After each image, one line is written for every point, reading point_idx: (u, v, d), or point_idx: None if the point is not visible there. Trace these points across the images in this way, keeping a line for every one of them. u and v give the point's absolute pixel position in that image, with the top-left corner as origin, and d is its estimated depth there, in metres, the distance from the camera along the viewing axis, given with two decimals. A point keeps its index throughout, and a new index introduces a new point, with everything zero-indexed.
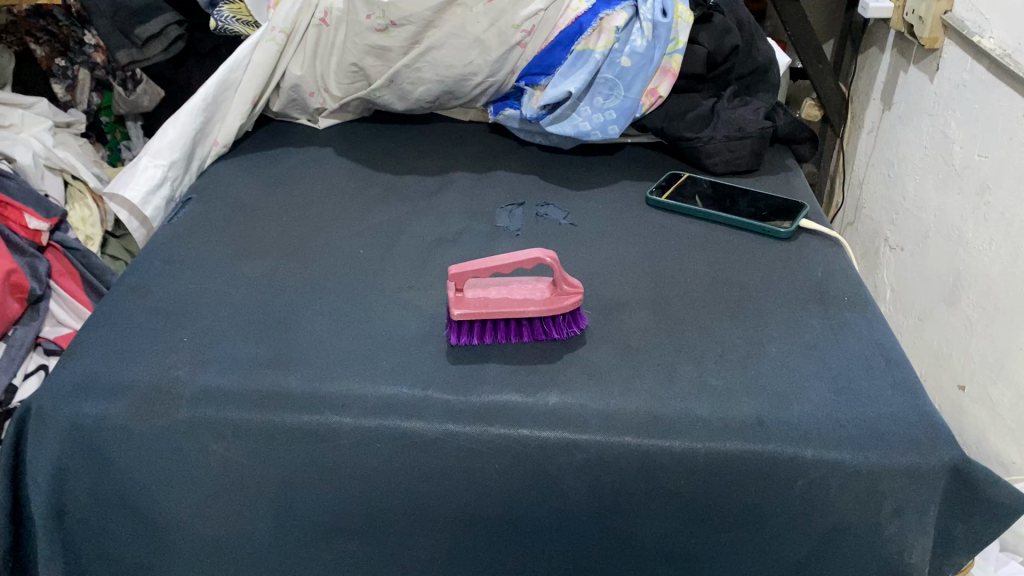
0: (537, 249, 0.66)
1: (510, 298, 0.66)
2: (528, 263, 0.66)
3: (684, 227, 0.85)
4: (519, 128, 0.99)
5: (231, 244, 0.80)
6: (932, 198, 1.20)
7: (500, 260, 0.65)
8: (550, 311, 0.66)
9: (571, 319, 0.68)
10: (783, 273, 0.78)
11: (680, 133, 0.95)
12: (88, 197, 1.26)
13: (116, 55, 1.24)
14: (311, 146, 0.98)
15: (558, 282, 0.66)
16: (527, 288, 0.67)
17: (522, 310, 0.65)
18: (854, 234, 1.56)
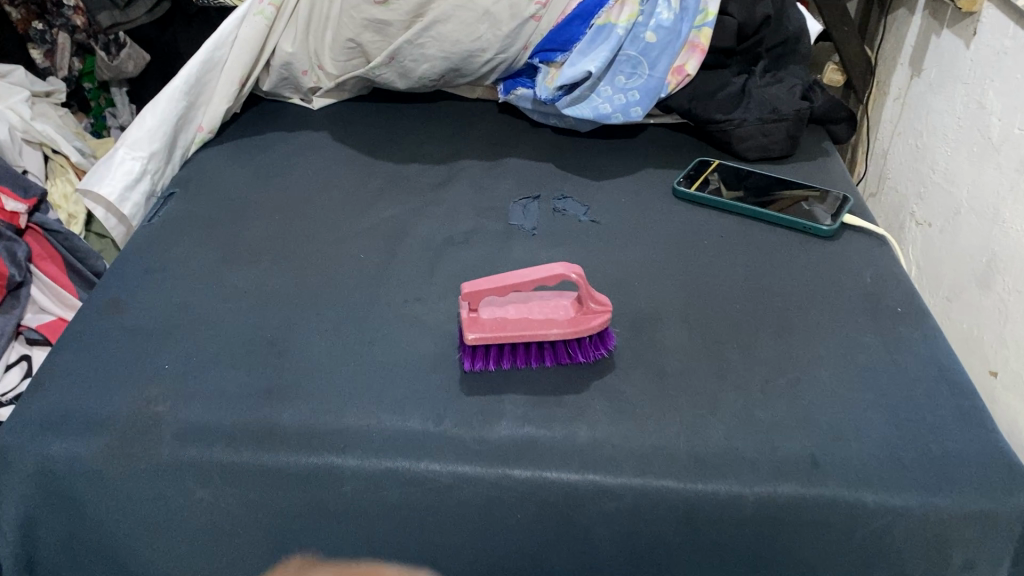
0: (561, 264, 0.59)
1: (532, 320, 0.59)
2: (552, 281, 0.59)
3: (716, 224, 0.78)
4: (532, 109, 0.91)
5: (220, 246, 0.72)
6: (965, 172, 1.09)
7: (520, 278, 0.58)
8: (575, 333, 0.59)
9: (600, 339, 0.61)
10: (828, 281, 0.71)
11: (708, 114, 0.87)
12: (70, 172, 1.17)
13: (97, 18, 1.14)
14: (305, 130, 0.90)
15: (585, 300, 0.59)
16: (549, 306, 0.61)
17: (544, 333, 0.58)
18: (881, 210, 1.43)
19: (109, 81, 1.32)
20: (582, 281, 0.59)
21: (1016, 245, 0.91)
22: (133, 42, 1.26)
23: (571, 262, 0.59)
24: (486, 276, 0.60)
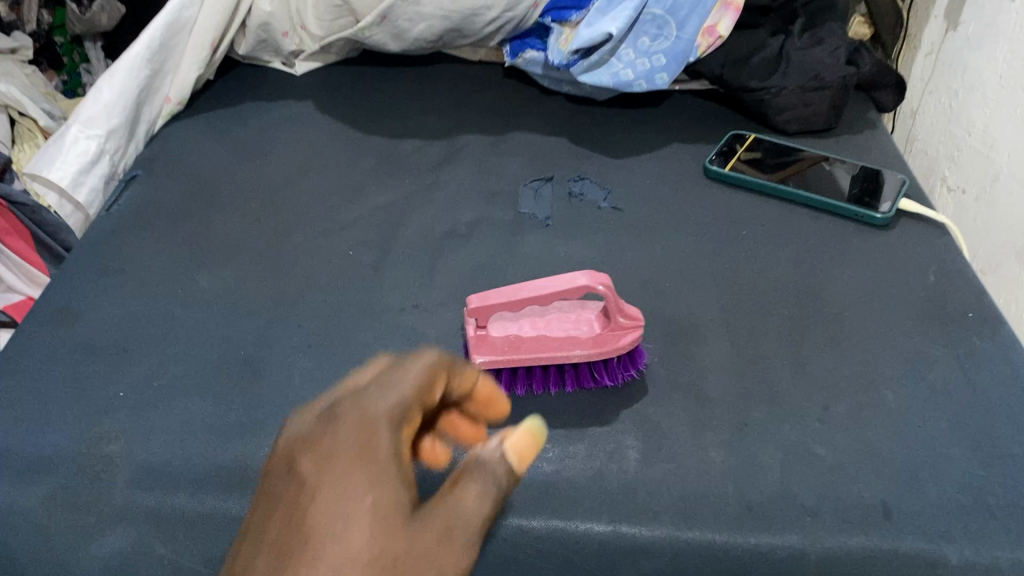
0: (586, 274, 0.50)
1: (552, 342, 0.51)
2: (575, 294, 0.50)
3: (754, 211, 0.68)
4: (542, 74, 0.81)
5: (189, 241, 0.63)
6: (1006, 131, 0.87)
7: (537, 292, 0.50)
8: (602, 355, 0.50)
9: (631, 358, 0.53)
10: (885, 280, 0.62)
11: (742, 82, 0.77)
12: (37, 137, 1.06)
13: None
14: (287, 99, 0.80)
15: (614, 316, 0.51)
16: (571, 322, 0.52)
17: (565, 356, 0.50)
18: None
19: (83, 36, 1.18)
20: (611, 294, 0.50)
21: None
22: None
23: (598, 271, 0.51)
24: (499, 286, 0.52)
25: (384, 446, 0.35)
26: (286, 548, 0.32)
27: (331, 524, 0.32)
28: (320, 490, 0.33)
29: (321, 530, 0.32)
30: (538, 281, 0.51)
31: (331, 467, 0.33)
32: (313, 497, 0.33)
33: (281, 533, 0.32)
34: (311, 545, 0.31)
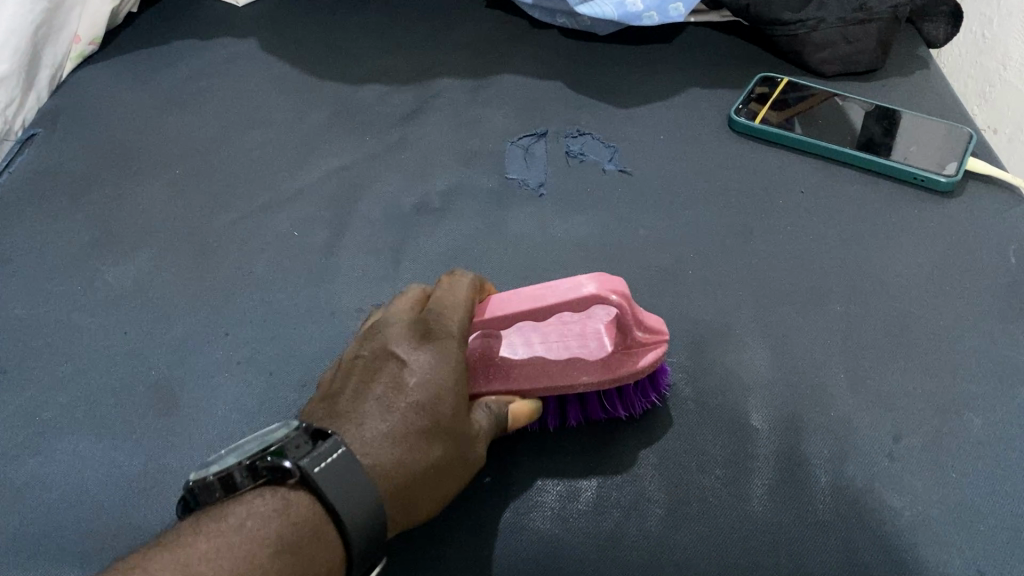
0: (595, 279, 0.39)
1: (552, 367, 0.40)
2: (581, 305, 0.38)
3: (790, 175, 0.56)
4: (532, 5, 0.67)
5: (96, 221, 0.51)
6: None
7: (531, 302, 0.38)
8: (614, 384, 0.40)
9: (652, 383, 0.42)
10: (956, 261, 0.51)
11: (773, 14, 0.64)
12: None
13: None
14: (225, 37, 0.66)
15: (631, 332, 0.40)
16: (575, 340, 0.42)
17: (568, 386, 0.40)
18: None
19: None
20: (627, 305, 0.39)
21: None
22: None
23: (610, 275, 0.39)
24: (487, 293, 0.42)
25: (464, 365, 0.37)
26: (386, 404, 0.35)
27: (432, 393, 0.36)
28: (424, 364, 0.36)
29: (424, 396, 0.35)
30: (533, 286, 0.40)
31: (431, 345, 0.37)
32: (413, 368, 0.36)
33: (384, 389, 0.36)
34: (415, 404, 0.35)
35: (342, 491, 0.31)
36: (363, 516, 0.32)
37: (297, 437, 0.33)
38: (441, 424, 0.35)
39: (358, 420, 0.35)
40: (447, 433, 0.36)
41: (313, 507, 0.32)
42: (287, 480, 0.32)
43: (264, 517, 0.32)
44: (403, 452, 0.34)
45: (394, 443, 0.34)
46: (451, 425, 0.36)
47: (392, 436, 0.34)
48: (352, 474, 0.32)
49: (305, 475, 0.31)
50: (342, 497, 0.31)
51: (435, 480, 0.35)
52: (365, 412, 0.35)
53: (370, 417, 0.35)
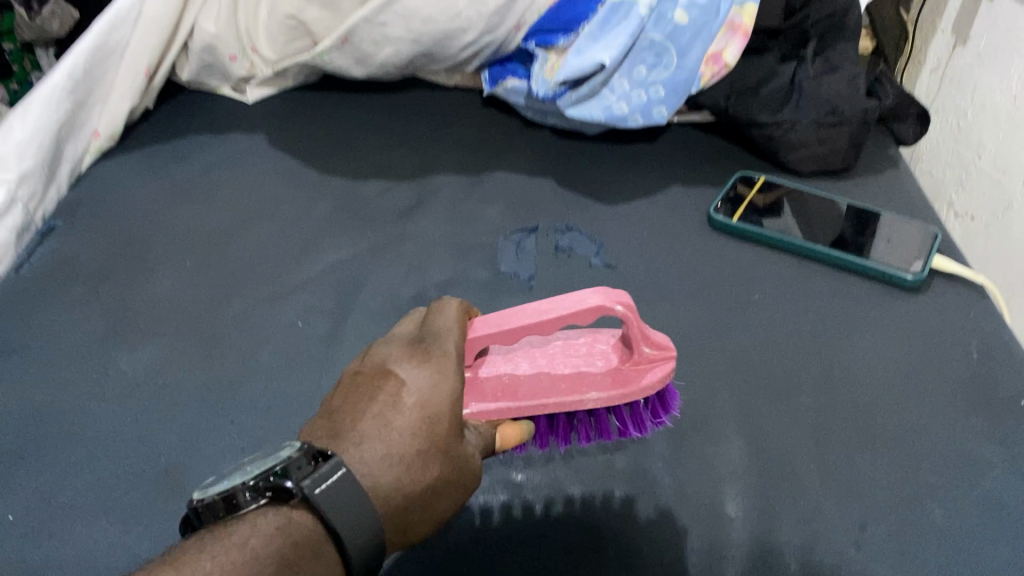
0: (600, 292, 0.43)
1: (560, 381, 0.45)
2: (587, 317, 0.42)
3: (767, 272, 0.60)
4: (524, 106, 0.71)
5: (111, 312, 0.54)
6: None
7: (541, 318, 0.42)
8: (624, 398, 0.45)
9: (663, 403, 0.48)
10: (925, 356, 0.54)
11: (750, 117, 0.69)
12: None
13: None
14: (235, 133, 0.70)
15: (637, 347, 0.45)
16: (582, 357, 0.46)
17: (579, 399, 0.45)
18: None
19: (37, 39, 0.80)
20: (634, 315, 0.43)
21: None
22: None
23: (614, 289, 0.43)
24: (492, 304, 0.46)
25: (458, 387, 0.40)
26: (386, 426, 0.38)
27: (429, 413, 0.39)
28: (420, 386, 0.39)
29: (422, 414, 0.39)
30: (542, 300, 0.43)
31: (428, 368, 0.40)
32: (411, 387, 0.39)
33: (382, 406, 0.39)
34: (414, 424, 0.38)
35: (338, 513, 0.34)
36: (365, 539, 0.35)
37: (303, 459, 0.35)
38: (439, 442, 0.38)
39: (359, 441, 0.38)
40: (443, 454, 0.39)
41: (314, 526, 0.35)
42: (290, 500, 0.35)
43: (268, 536, 0.34)
44: (405, 474, 0.37)
45: (394, 464, 0.37)
46: (447, 443, 0.39)
47: (393, 456, 0.37)
48: (349, 500, 0.34)
49: (307, 497, 0.34)
50: (341, 519, 0.34)
51: (437, 499, 0.39)
52: (363, 432, 0.38)
53: (370, 434, 0.38)
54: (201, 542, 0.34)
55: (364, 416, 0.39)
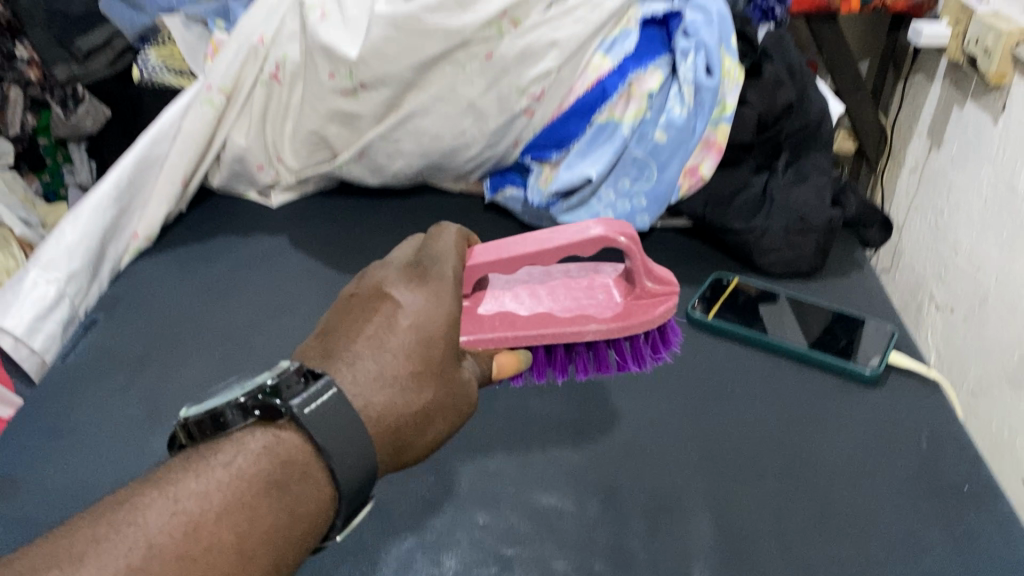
0: (603, 228, 0.58)
1: (560, 314, 0.60)
2: (589, 245, 0.57)
3: (739, 364, 0.66)
4: (522, 211, 0.79)
5: (146, 397, 0.60)
6: None
7: (553, 246, 0.57)
8: (621, 327, 0.60)
9: (660, 339, 0.65)
10: (879, 443, 0.59)
11: (726, 223, 0.76)
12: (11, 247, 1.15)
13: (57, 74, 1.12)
14: (260, 233, 0.78)
15: (640, 281, 0.61)
16: (584, 293, 0.63)
17: (582, 325, 0.59)
18: (999, 404, 1.07)
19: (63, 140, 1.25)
20: (636, 246, 0.59)
21: None
22: (92, 97, 1.20)
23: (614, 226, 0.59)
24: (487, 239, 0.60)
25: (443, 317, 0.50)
26: (380, 345, 0.48)
27: (419, 334, 0.48)
28: (412, 311, 0.49)
29: (412, 334, 0.48)
30: (551, 235, 0.58)
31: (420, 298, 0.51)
32: (405, 309, 0.49)
33: (380, 329, 0.49)
34: (403, 341, 0.48)
35: (321, 426, 0.42)
36: (355, 473, 0.42)
37: (288, 375, 0.43)
38: (424, 362, 0.48)
39: (358, 357, 0.47)
40: (431, 375, 0.48)
41: (303, 446, 0.43)
42: (277, 418, 0.43)
43: (255, 454, 0.42)
44: (396, 394, 0.46)
45: (386, 383, 0.46)
46: (431, 363, 0.48)
47: (386, 374, 0.47)
48: (333, 413, 0.42)
49: (294, 413, 0.41)
50: (324, 431, 0.42)
51: (426, 419, 0.47)
52: (361, 350, 0.48)
53: (366, 351, 0.47)
54: (194, 460, 0.42)
55: (363, 338, 0.48)
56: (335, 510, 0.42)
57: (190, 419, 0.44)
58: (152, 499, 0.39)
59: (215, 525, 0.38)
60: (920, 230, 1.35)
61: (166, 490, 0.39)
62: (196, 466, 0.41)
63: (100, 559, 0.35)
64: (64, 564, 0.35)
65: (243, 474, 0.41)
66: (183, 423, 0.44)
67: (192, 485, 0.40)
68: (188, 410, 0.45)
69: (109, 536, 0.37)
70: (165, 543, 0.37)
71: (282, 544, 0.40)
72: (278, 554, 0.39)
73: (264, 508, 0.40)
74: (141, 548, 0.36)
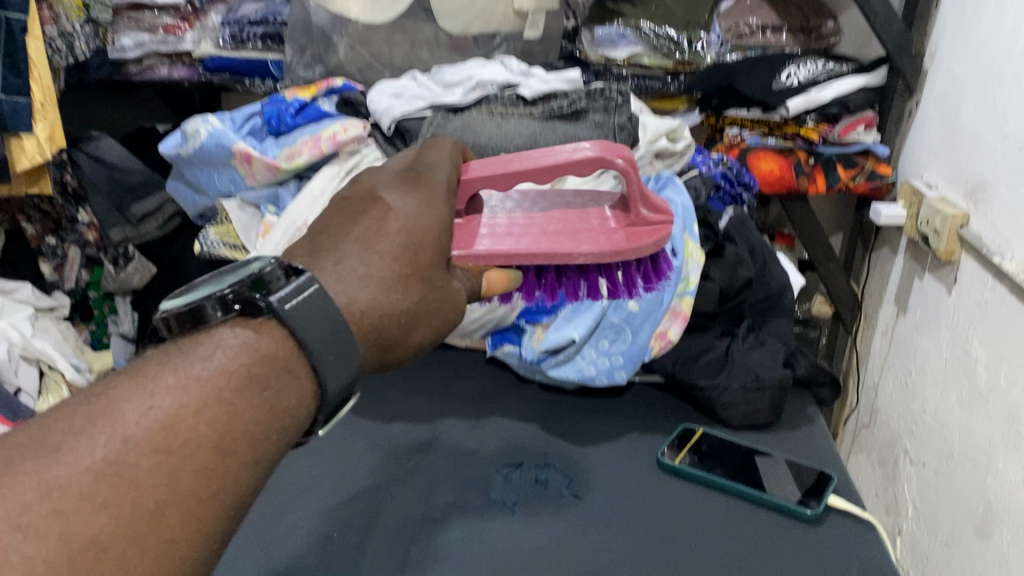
0: (605, 151, 0.70)
1: (548, 244, 0.71)
2: (587, 162, 0.69)
3: (698, 502, 0.78)
4: (519, 365, 0.94)
5: None
6: (998, 450, 1.08)
7: (551, 163, 0.69)
8: (613, 255, 0.71)
9: (655, 271, 0.77)
10: (813, 572, 0.69)
11: (692, 380, 0.89)
12: (62, 387, 1.35)
13: (111, 232, 1.44)
14: None
15: (636, 206, 0.73)
16: (580, 220, 0.75)
17: (574, 250, 0.70)
18: (967, 553, 1.15)
19: (113, 292, 1.56)
20: (631, 170, 0.71)
21: (1014, 501, 1.03)
22: (141, 257, 1.52)
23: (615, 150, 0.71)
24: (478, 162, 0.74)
25: (425, 232, 0.59)
26: (370, 248, 0.56)
27: (408, 241, 0.58)
28: (406, 214, 0.60)
29: (400, 238, 0.57)
30: (548, 155, 0.70)
31: (407, 209, 0.60)
32: (395, 217, 0.59)
33: (367, 234, 0.57)
34: (391, 245, 0.56)
35: (302, 320, 0.47)
36: (340, 375, 0.48)
37: (273, 273, 0.49)
38: (408, 269, 0.56)
39: (348, 255, 0.55)
40: (416, 279, 0.57)
41: (286, 342, 0.48)
42: (259, 313, 0.48)
43: (236, 349, 0.46)
44: (382, 294, 0.53)
45: (373, 284, 0.53)
46: (411, 270, 0.57)
47: (373, 274, 0.54)
48: (311, 306, 0.48)
49: (275, 309, 0.47)
50: (304, 326, 0.47)
51: (409, 324, 0.55)
52: (352, 250, 0.55)
53: (355, 255, 0.55)
54: (173, 353, 0.46)
55: (350, 239, 0.56)
56: (312, 403, 0.48)
57: (170, 313, 0.48)
58: (130, 392, 0.42)
59: (190, 422, 0.42)
60: (892, 388, 1.46)
61: (141, 385, 0.43)
62: (175, 361, 0.45)
63: (77, 453, 0.39)
64: (42, 454, 0.38)
65: (221, 370, 0.45)
66: (165, 315, 0.48)
67: (169, 379, 0.43)
68: (166, 306, 0.49)
69: (86, 429, 0.40)
70: (142, 436, 0.40)
71: (258, 439, 0.44)
72: (252, 448, 0.44)
73: (241, 403, 0.44)
74: (116, 443, 0.39)
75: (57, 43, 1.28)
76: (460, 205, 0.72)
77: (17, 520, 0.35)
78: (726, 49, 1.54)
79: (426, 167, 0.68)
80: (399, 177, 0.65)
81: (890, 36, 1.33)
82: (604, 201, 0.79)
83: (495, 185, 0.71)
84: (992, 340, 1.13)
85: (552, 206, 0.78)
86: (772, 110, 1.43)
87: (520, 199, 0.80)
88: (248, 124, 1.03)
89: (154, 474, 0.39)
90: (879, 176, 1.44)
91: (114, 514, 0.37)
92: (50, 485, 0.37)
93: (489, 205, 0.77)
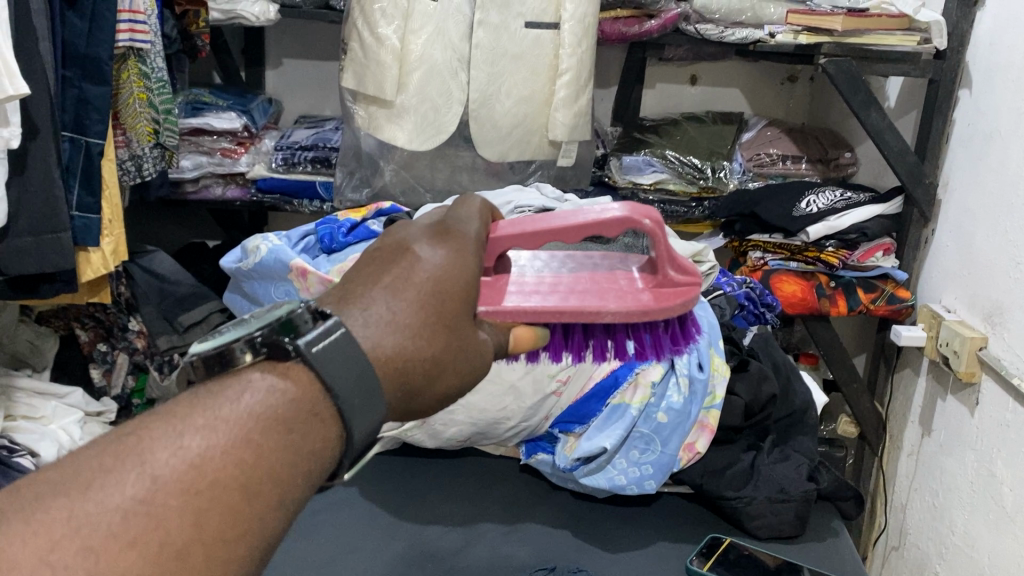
0: (634, 212, 0.66)
1: (576, 300, 0.65)
2: (616, 225, 0.65)
3: None
4: (551, 471, 0.98)
5: None
6: None
7: (579, 224, 0.65)
8: (644, 318, 0.64)
9: (682, 333, 0.72)
10: None
11: (719, 490, 0.92)
12: None
13: (158, 340, 1.53)
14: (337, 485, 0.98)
15: (664, 268, 0.67)
16: (607, 280, 0.70)
17: (598, 311, 0.64)
18: None
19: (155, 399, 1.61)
20: (660, 229, 0.66)
21: None
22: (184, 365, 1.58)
23: (644, 210, 0.66)
24: (506, 221, 0.70)
25: (460, 280, 0.54)
26: (396, 292, 0.51)
27: (439, 287, 0.53)
28: (437, 259, 0.55)
29: (429, 284, 0.52)
30: (578, 215, 0.66)
31: (437, 260, 0.54)
32: (425, 264, 0.54)
33: (395, 281, 0.52)
34: (420, 293, 0.52)
35: (330, 366, 0.43)
36: (367, 426, 0.44)
37: (303, 314, 0.44)
38: (436, 318, 0.51)
39: (370, 302, 0.50)
40: (444, 330, 0.52)
41: (310, 381, 0.43)
42: (286, 357, 0.43)
43: (263, 393, 0.41)
44: (407, 343, 0.49)
45: (399, 333, 0.49)
46: (438, 318, 0.52)
47: (398, 323, 0.49)
48: (339, 352, 0.43)
49: (302, 351, 0.42)
50: (332, 371, 0.43)
51: (438, 375, 0.51)
52: (374, 298, 0.50)
53: (382, 301, 0.50)
54: (202, 395, 0.41)
55: (375, 288, 0.51)
56: (338, 451, 0.43)
57: (198, 356, 0.43)
58: (159, 431, 0.38)
59: (220, 462, 0.38)
60: (920, 509, 1.46)
61: (171, 424, 0.39)
62: (204, 401, 0.40)
63: (106, 491, 0.35)
64: (72, 490, 0.35)
65: (250, 412, 0.40)
66: (191, 360, 0.43)
67: (198, 419, 0.39)
68: (193, 346, 0.44)
69: (116, 467, 0.36)
70: (172, 476, 0.36)
71: (287, 484, 0.40)
72: (281, 492, 0.39)
73: (268, 447, 0.39)
74: (145, 482, 0.36)
75: (127, 164, 1.39)
76: (486, 263, 0.67)
77: (46, 556, 0.32)
78: (747, 176, 1.65)
79: (460, 215, 0.63)
80: (430, 228, 0.59)
81: (904, 167, 1.40)
82: (632, 263, 0.73)
83: (524, 243, 0.66)
84: (1017, 461, 1.15)
85: (580, 267, 0.72)
86: (794, 235, 1.50)
87: (549, 259, 0.74)
88: (302, 242, 1.12)
89: (183, 517, 0.36)
90: (898, 299, 1.46)
91: (143, 554, 0.34)
92: (79, 521, 0.34)
93: (517, 264, 0.72)
